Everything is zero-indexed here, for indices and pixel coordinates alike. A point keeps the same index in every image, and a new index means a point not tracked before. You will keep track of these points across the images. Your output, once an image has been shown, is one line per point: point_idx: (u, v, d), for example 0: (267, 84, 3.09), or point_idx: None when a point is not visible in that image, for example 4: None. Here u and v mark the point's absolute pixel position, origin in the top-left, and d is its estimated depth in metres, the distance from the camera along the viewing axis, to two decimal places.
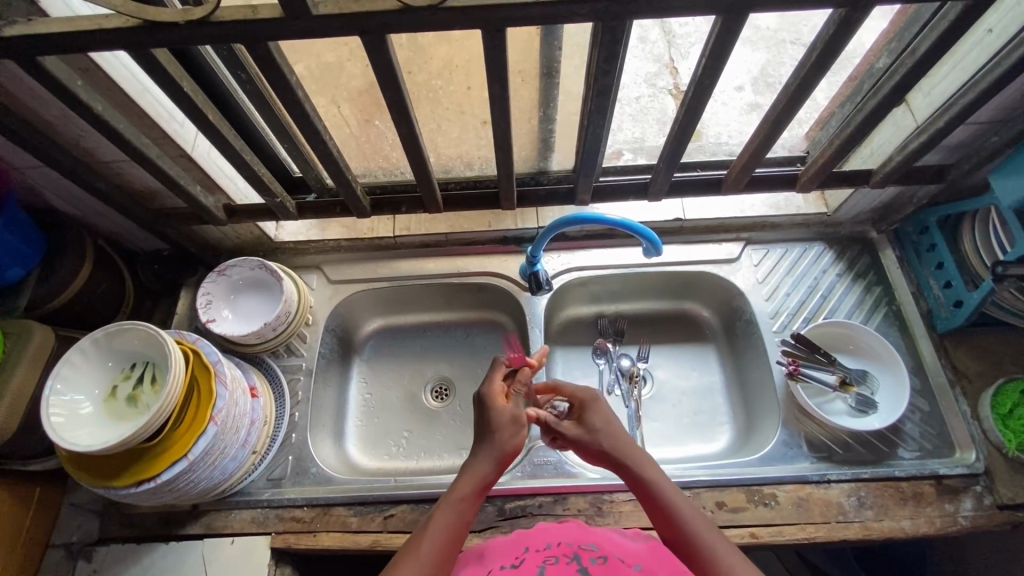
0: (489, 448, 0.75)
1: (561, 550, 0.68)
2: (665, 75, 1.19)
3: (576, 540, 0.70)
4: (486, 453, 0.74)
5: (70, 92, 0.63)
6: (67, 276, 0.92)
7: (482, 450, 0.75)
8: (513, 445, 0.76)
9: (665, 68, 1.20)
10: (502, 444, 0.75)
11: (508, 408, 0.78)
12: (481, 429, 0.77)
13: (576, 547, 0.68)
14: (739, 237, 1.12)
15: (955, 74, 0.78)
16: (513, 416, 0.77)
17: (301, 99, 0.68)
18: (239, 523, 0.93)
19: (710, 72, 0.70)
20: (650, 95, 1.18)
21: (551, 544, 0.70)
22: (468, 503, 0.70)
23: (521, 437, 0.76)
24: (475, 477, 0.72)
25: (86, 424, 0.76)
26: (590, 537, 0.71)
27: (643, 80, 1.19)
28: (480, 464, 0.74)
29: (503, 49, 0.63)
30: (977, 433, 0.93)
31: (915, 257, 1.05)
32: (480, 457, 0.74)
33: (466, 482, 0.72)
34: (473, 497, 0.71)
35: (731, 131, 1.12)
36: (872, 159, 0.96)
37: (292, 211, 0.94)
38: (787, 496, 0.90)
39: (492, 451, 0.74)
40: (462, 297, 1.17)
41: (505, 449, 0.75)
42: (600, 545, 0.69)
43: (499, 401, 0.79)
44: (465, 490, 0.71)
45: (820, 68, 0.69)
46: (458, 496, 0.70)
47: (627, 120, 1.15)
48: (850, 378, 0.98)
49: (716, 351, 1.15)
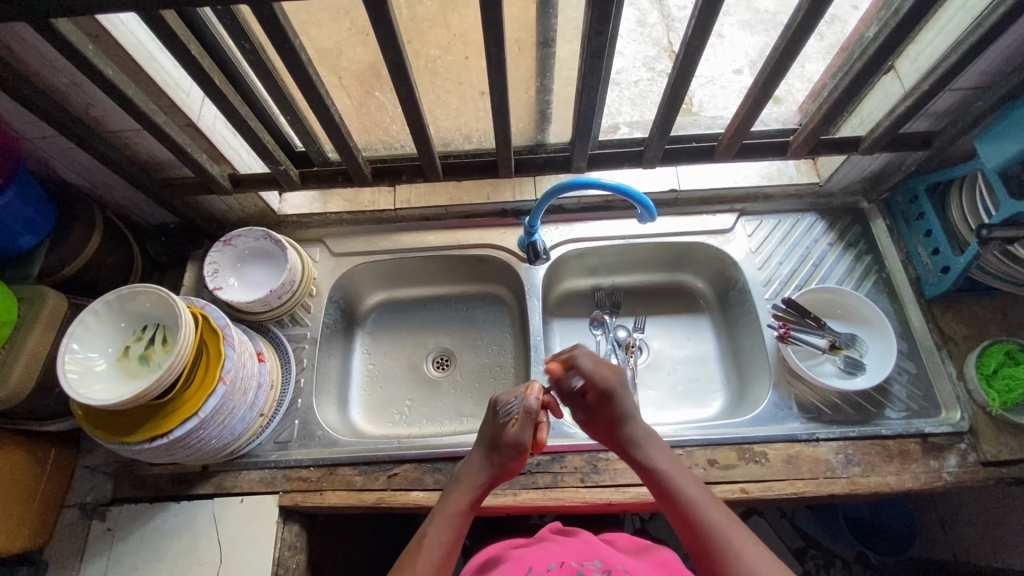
0: (485, 467, 0.83)
1: (566, 568, 0.75)
2: (663, 59, 1.21)
3: (579, 558, 0.77)
4: (478, 471, 0.83)
5: (80, 54, 0.65)
6: (79, 244, 0.95)
7: (478, 468, 0.83)
8: (507, 465, 0.83)
9: (663, 52, 1.21)
10: (493, 465, 0.83)
11: (509, 429, 0.83)
12: (480, 447, 0.85)
13: (581, 564, 0.75)
14: (733, 209, 1.14)
15: (939, 40, 0.80)
16: (510, 438, 0.82)
17: (304, 63, 0.70)
18: (247, 483, 0.96)
19: (700, 35, 0.72)
20: (648, 79, 1.20)
21: (554, 564, 0.76)
22: (464, 517, 0.79)
23: (517, 458, 0.83)
24: (470, 491, 0.81)
25: (101, 379, 0.79)
26: (592, 553, 0.78)
27: (641, 63, 1.21)
28: (475, 479, 0.82)
29: (499, 11, 0.64)
30: (962, 393, 0.96)
31: (904, 226, 1.07)
32: (475, 474, 0.83)
33: (461, 498, 0.81)
34: (467, 509, 0.80)
35: (726, 110, 1.14)
36: (862, 127, 0.98)
37: (295, 179, 0.96)
38: (777, 454, 0.93)
39: (487, 468, 0.82)
40: (462, 269, 1.20)
41: (500, 467, 0.82)
42: (604, 560, 0.76)
43: (510, 420, 0.84)
44: (459, 505, 0.80)
45: (807, 27, 0.71)
46: (455, 511, 0.79)
47: (626, 103, 1.17)
48: (839, 342, 1.00)
49: (710, 322, 1.18)
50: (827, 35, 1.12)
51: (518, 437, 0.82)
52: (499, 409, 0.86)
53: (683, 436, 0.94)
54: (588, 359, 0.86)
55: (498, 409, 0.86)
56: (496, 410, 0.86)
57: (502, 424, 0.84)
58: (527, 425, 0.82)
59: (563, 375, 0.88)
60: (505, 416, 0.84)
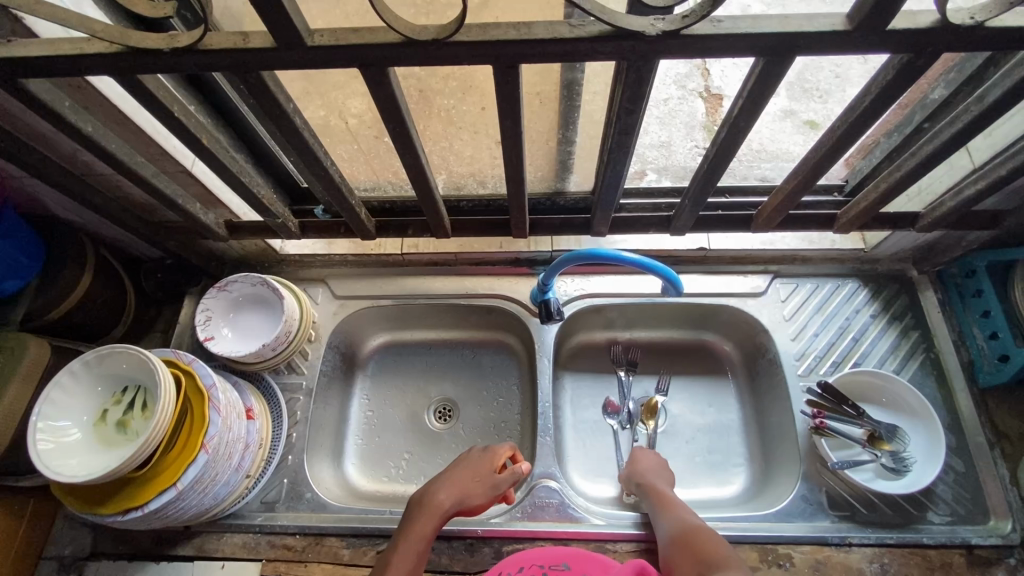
0: (454, 492, 0.82)
1: (533, 570, 0.77)
2: (696, 76, 1.05)
3: (548, 560, 0.78)
4: (449, 493, 0.81)
5: (55, 113, 0.59)
6: (66, 288, 0.90)
7: (450, 491, 0.82)
8: (475, 504, 0.83)
9: (697, 69, 1.05)
10: (465, 496, 0.82)
11: (493, 473, 0.85)
12: (453, 472, 0.85)
13: (547, 567, 0.76)
14: (766, 270, 1.05)
15: (1020, 117, 0.70)
16: (492, 483, 0.84)
17: (299, 127, 0.63)
18: (230, 547, 0.91)
19: (747, 115, 0.60)
20: (679, 98, 1.04)
21: (523, 566, 0.78)
22: (428, 540, 0.77)
23: (486, 500, 0.85)
24: (436, 514, 0.79)
25: (74, 451, 0.74)
26: (563, 554, 0.79)
27: (671, 80, 1.05)
28: (443, 502, 0.80)
29: (516, 85, 0.55)
30: (1016, 501, 0.87)
31: (957, 301, 0.98)
32: (444, 497, 0.81)
33: (427, 520, 0.78)
34: (432, 533, 0.78)
35: (762, 137, 1.00)
36: (919, 198, 0.88)
37: (294, 230, 0.90)
38: (803, 558, 0.84)
39: (458, 495, 0.81)
40: (470, 317, 1.13)
41: (468, 500, 0.82)
42: (571, 563, 0.77)
43: (494, 463, 0.87)
44: (426, 528, 0.78)
45: (872, 113, 0.60)
46: (420, 535, 0.77)
47: (654, 122, 1.03)
48: (880, 433, 0.89)
49: (734, 389, 1.08)
50: (874, 59, 1.00)
51: (498, 482, 0.85)
52: (481, 450, 0.88)
53: None
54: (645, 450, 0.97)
55: (485, 449, 0.88)
56: (478, 451, 0.88)
57: (484, 464, 0.86)
58: (505, 475, 0.86)
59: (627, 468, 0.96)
60: (489, 455, 0.87)
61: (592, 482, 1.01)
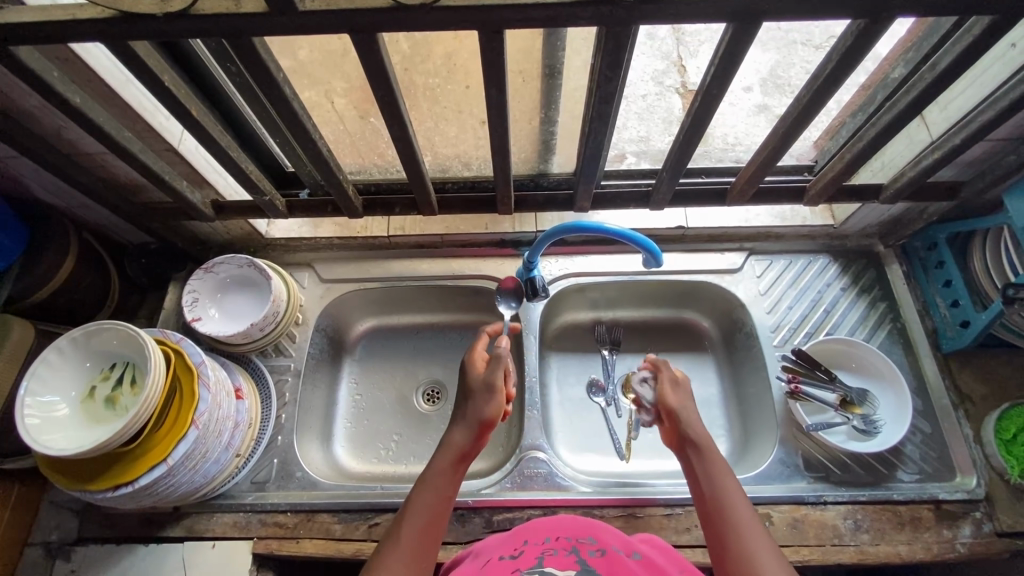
0: (464, 422, 0.73)
1: (561, 544, 0.68)
2: (673, 73, 1.06)
3: (574, 533, 0.70)
4: (460, 428, 0.72)
5: (44, 83, 0.60)
6: (49, 270, 0.89)
7: (456, 423, 0.73)
8: (487, 414, 0.73)
9: (673, 66, 1.06)
10: (477, 416, 0.72)
11: (480, 377, 0.76)
12: (458, 403, 0.75)
13: (575, 540, 0.68)
14: (742, 248, 1.09)
15: (971, 90, 0.75)
16: (485, 384, 0.74)
17: (289, 97, 0.64)
18: (220, 527, 0.91)
19: (719, 81, 0.63)
20: (657, 94, 1.06)
21: (549, 537, 0.69)
22: (448, 476, 0.69)
23: (495, 403, 0.74)
24: (450, 449, 0.71)
25: (62, 427, 0.74)
26: (587, 527, 0.71)
27: (650, 77, 1.07)
28: (453, 436, 0.72)
29: (500, 52, 0.58)
30: (979, 457, 0.91)
31: (921, 273, 1.03)
32: (454, 431, 0.73)
33: (441, 458, 0.70)
34: (450, 469, 0.70)
35: (737, 132, 1.02)
36: (882, 173, 0.92)
37: (282, 209, 0.91)
38: (782, 517, 0.88)
39: (468, 423, 0.71)
40: (457, 299, 1.14)
41: (479, 418, 0.72)
42: (599, 537, 0.69)
43: (478, 369, 0.78)
44: (442, 465, 0.70)
45: (835, 81, 0.64)
46: (434, 473, 0.69)
47: (633, 117, 1.05)
48: (851, 398, 0.94)
49: (714, 363, 1.12)
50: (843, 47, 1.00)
51: (487, 379, 0.74)
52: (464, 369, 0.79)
53: (685, 494, 0.89)
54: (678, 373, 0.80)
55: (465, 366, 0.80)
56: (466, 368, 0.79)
57: (472, 374, 0.77)
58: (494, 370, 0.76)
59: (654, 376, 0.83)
60: (470, 367, 0.78)
61: (579, 456, 1.04)
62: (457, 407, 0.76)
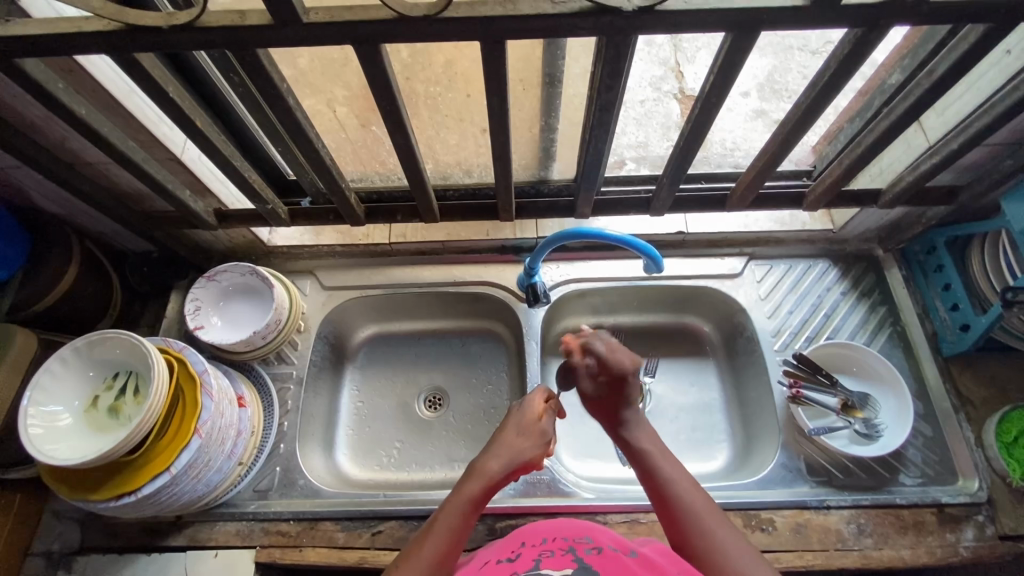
0: (504, 455, 0.74)
1: (558, 544, 0.68)
2: (670, 79, 1.07)
3: (570, 534, 0.70)
4: (497, 459, 0.73)
5: (50, 95, 0.60)
6: (52, 279, 0.90)
7: (495, 454, 0.74)
8: (528, 459, 0.75)
9: (671, 71, 1.07)
10: (516, 457, 0.74)
11: (538, 422, 0.78)
12: (499, 435, 0.76)
13: (572, 540, 0.68)
14: (742, 252, 1.10)
15: (968, 96, 0.76)
16: (540, 431, 0.77)
17: (292, 107, 0.65)
18: (223, 536, 0.91)
19: (719, 89, 0.64)
20: (655, 100, 1.07)
21: (545, 538, 0.69)
22: (475, 507, 0.70)
23: (539, 451, 0.76)
24: (482, 481, 0.71)
25: (66, 436, 0.74)
26: (584, 529, 0.71)
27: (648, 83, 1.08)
28: (490, 465, 0.73)
29: (501, 62, 0.59)
30: (980, 461, 0.92)
31: (921, 276, 1.03)
32: (492, 461, 0.73)
33: (474, 484, 0.71)
34: (478, 501, 0.70)
35: (735, 136, 1.03)
36: (880, 178, 0.93)
37: (284, 217, 0.91)
38: (785, 522, 0.88)
39: (509, 459, 0.73)
40: (458, 305, 1.15)
41: (520, 460, 0.74)
42: (595, 537, 0.69)
43: (535, 414, 0.79)
44: (472, 492, 0.70)
45: (832, 88, 0.64)
46: (464, 498, 0.70)
47: (631, 123, 1.06)
48: (852, 402, 0.95)
49: (715, 368, 1.12)
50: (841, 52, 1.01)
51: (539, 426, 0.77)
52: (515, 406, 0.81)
53: None
54: (603, 342, 0.78)
55: (521, 403, 0.81)
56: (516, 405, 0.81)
57: (525, 412, 0.79)
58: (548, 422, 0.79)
59: (579, 357, 0.80)
60: (527, 404, 0.79)
61: (582, 461, 1.04)
62: (494, 438, 0.77)
